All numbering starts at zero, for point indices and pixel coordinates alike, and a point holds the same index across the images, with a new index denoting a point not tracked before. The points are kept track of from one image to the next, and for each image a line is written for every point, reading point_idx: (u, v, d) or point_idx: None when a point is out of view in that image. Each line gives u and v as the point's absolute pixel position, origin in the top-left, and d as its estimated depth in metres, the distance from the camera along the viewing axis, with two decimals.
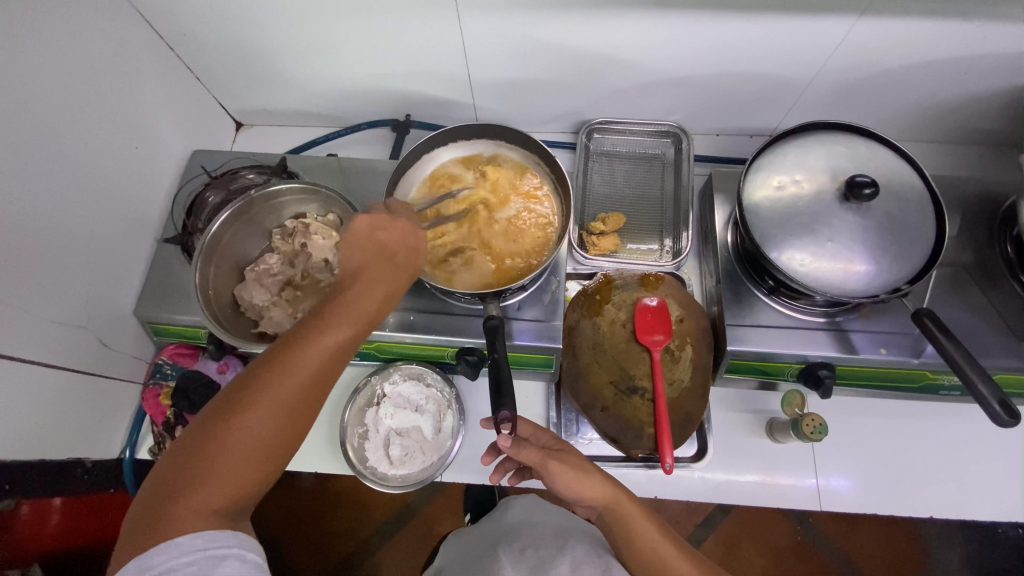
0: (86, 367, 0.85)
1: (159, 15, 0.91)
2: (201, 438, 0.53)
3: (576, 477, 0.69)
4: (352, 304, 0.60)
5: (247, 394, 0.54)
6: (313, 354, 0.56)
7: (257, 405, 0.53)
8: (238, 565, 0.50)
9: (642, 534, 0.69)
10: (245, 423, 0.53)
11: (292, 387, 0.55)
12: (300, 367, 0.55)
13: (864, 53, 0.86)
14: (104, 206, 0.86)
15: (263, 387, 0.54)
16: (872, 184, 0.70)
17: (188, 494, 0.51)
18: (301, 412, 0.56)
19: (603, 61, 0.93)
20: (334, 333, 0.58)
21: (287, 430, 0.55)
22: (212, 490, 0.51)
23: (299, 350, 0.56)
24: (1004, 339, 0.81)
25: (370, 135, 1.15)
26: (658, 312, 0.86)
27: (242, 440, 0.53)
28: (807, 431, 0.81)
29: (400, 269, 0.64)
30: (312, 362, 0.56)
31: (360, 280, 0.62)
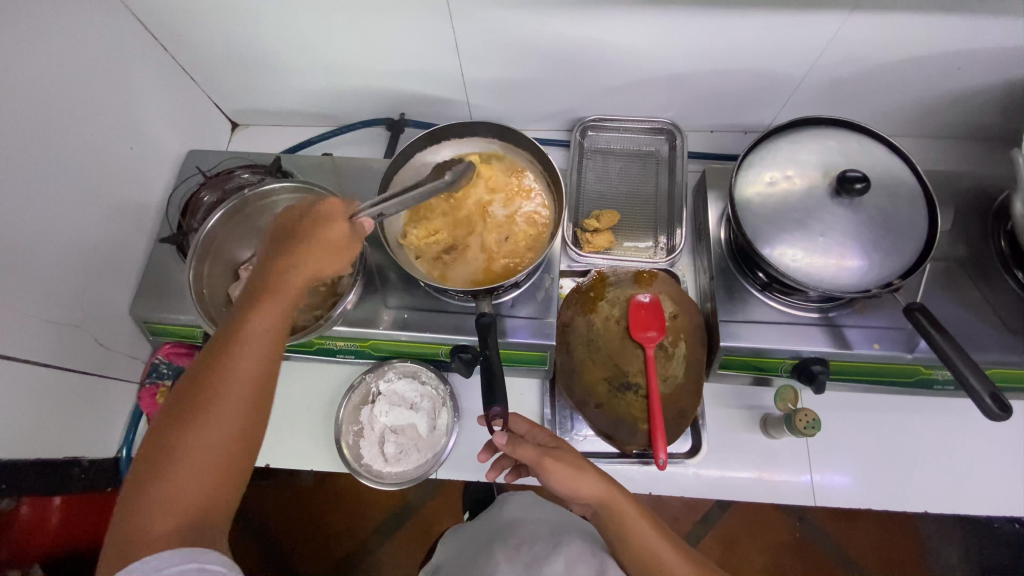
0: (82, 366, 0.85)
1: (153, 16, 0.91)
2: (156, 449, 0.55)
3: (571, 473, 0.68)
4: (278, 290, 0.63)
5: (194, 396, 0.56)
6: (247, 343, 0.59)
7: (203, 405, 0.56)
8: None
9: (636, 529, 0.69)
10: (197, 423, 0.55)
11: (238, 390, 0.57)
12: (238, 358, 0.58)
13: (856, 49, 0.86)
14: (100, 206, 0.86)
15: (210, 394, 0.56)
16: (863, 179, 0.70)
17: (151, 505, 0.52)
18: (249, 403, 0.58)
19: (596, 58, 0.93)
20: (264, 321, 0.61)
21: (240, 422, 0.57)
22: (177, 502, 0.53)
23: (238, 355, 0.58)
24: (998, 334, 0.81)
25: (365, 135, 1.15)
26: (652, 308, 0.86)
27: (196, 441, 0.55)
28: (800, 425, 0.81)
29: (320, 241, 0.65)
30: (248, 353, 0.59)
31: (281, 263, 0.64)
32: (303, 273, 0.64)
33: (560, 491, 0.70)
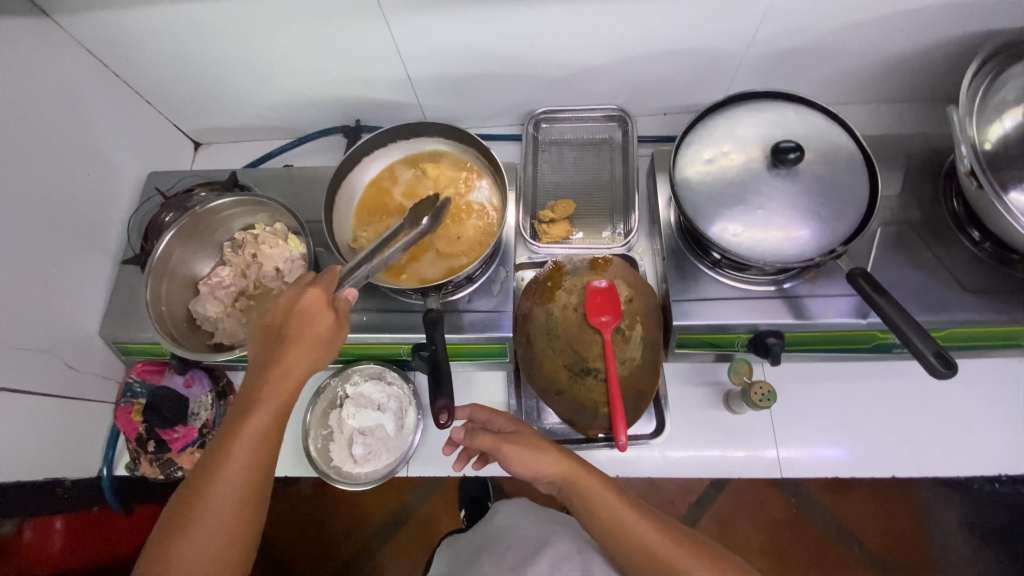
0: (54, 390, 0.87)
1: (100, 44, 0.93)
2: (158, 556, 0.59)
3: (530, 456, 0.70)
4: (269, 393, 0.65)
5: (192, 496, 0.61)
6: (242, 449, 0.63)
7: (197, 513, 0.60)
8: None
9: (599, 503, 0.69)
10: (192, 523, 0.60)
11: (229, 486, 0.62)
12: (232, 465, 0.62)
13: (792, 18, 0.86)
14: (61, 232, 0.88)
15: (202, 494, 0.61)
16: (796, 148, 0.71)
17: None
18: (239, 497, 0.62)
19: (538, 50, 0.94)
20: (255, 418, 0.64)
21: (235, 527, 0.62)
22: None
23: (227, 455, 0.62)
24: (955, 294, 0.81)
25: (324, 144, 1.17)
26: (607, 293, 0.87)
27: (194, 551, 0.60)
28: (755, 399, 0.82)
29: (309, 337, 0.67)
30: (239, 453, 0.63)
31: (272, 363, 0.66)
32: (292, 376, 0.65)
33: (523, 474, 0.72)
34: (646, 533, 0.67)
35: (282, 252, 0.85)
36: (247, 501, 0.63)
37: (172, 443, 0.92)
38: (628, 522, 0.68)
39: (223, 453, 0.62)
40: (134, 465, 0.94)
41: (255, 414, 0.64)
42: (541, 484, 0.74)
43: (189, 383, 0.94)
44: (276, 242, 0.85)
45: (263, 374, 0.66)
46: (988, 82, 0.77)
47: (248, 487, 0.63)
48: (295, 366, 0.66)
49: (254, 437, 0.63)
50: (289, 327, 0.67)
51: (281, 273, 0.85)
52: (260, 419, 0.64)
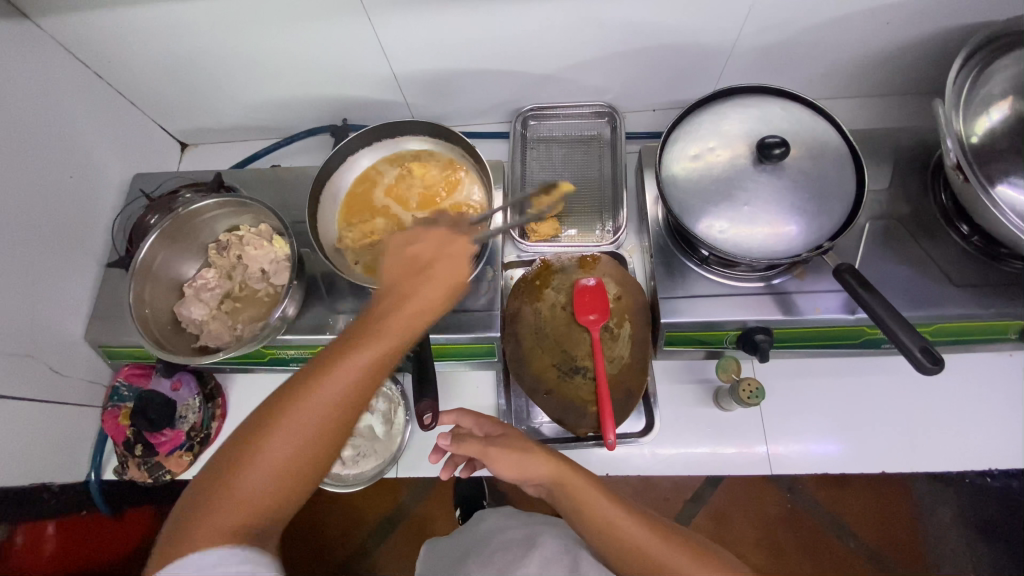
0: (39, 395, 0.86)
1: (81, 45, 0.92)
2: (229, 458, 0.53)
3: (515, 458, 0.69)
4: (382, 328, 0.57)
5: (288, 396, 0.54)
6: (339, 380, 0.54)
7: (278, 428, 0.53)
8: None
9: (589, 505, 0.68)
10: (278, 427, 0.53)
11: (327, 401, 0.54)
12: (324, 392, 0.54)
13: (778, 12, 0.85)
14: (44, 236, 0.87)
15: (297, 400, 0.54)
16: (782, 143, 0.70)
17: (201, 518, 0.51)
18: (334, 414, 0.54)
19: (522, 46, 0.93)
20: (373, 340, 0.56)
21: (318, 447, 0.54)
22: (244, 492, 0.52)
23: (333, 367, 0.54)
24: (944, 288, 0.81)
25: (311, 144, 1.16)
26: (596, 292, 0.87)
27: (273, 457, 0.53)
28: (743, 396, 0.82)
29: (438, 280, 0.60)
30: (347, 369, 0.55)
31: (401, 289, 0.59)
32: (407, 317, 0.58)
33: (511, 478, 0.71)
34: (638, 536, 0.67)
35: (267, 254, 0.85)
36: (339, 422, 0.55)
37: (159, 446, 0.92)
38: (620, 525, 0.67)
39: (328, 368, 0.54)
40: (123, 468, 0.94)
41: (361, 350, 0.55)
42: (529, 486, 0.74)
43: (176, 386, 0.94)
44: (260, 243, 0.85)
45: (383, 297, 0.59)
46: (974, 75, 0.76)
47: (341, 409, 0.55)
48: (420, 300, 0.59)
49: (366, 360, 0.55)
50: (424, 260, 0.61)
51: (267, 274, 0.85)
52: (365, 356, 0.55)
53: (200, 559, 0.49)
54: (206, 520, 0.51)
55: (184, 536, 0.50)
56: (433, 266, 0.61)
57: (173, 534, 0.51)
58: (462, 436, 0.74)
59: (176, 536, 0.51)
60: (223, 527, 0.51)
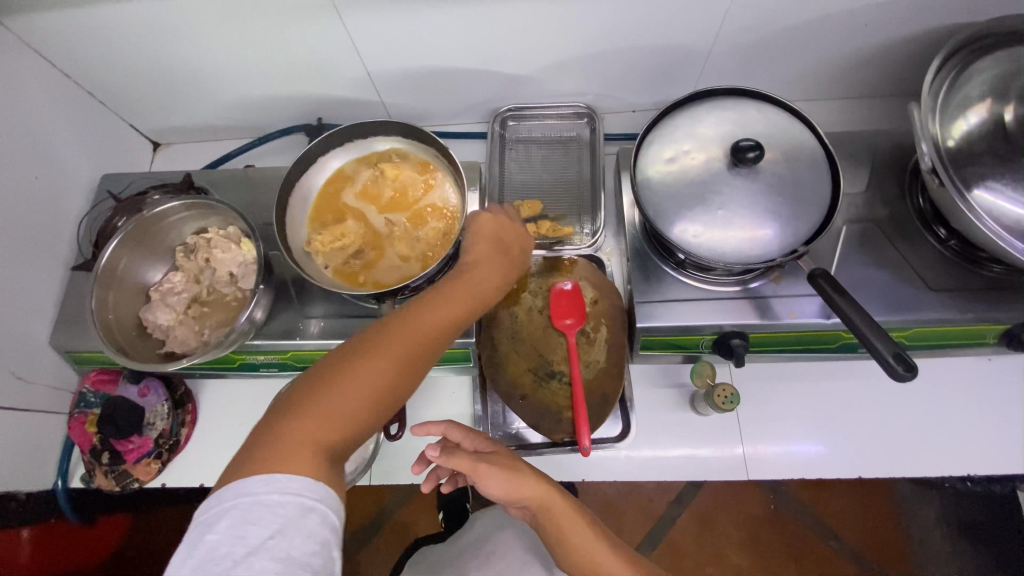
0: (2, 402, 0.84)
1: (45, 42, 0.89)
2: (327, 375, 0.58)
3: (506, 480, 0.67)
4: (464, 289, 0.68)
5: (390, 328, 0.62)
6: (429, 323, 0.63)
7: (372, 354, 0.59)
8: (318, 523, 0.49)
9: (574, 532, 0.67)
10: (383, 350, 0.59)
11: (427, 336, 0.62)
12: (417, 331, 0.62)
13: (755, 14, 0.85)
14: (6, 239, 0.85)
15: (400, 331, 0.61)
16: (756, 147, 0.69)
17: (293, 427, 0.53)
18: (425, 352, 0.62)
19: (499, 46, 0.92)
20: (462, 296, 0.67)
21: (407, 378, 0.60)
22: (345, 402, 0.56)
23: (433, 309, 0.64)
24: (920, 292, 0.80)
25: (286, 143, 1.13)
26: (572, 295, 0.85)
27: (374, 376, 0.58)
28: (718, 402, 0.81)
29: (507, 263, 0.74)
30: (442, 314, 0.64)
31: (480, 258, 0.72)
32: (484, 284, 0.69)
33: (499, 498, 0.68)
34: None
35: (235, 257, 0.83)
36: (427, 360, 0.62)
37: (127, 454, 0.90)
38: (601, 563, 0.67)
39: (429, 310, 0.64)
40: (90, 477, 0.91)
41: (448, 302, 0.65)
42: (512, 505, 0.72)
43: (144, 393, 0.92)
44: (228, 246, 0.83)
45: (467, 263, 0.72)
46: (951, 79, 0.76)
47: (432, 349, 0.63)
48: (494, 271, 0.72)
49: (457, 311, 0.66)
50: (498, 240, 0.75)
51: (236, 278, 0.83)
52: (455, 310, 0.66)
53: (287, 479, 0.49)
54: (301, 429, 0.53)
55: (280, 442, 0.52)
56: (507, 252, 0.75)
57: (262, 441, 0.53)
58: (452, 449, 0.69)
59: (265, 445, 0.52)
60: (311, 438, 0.53)
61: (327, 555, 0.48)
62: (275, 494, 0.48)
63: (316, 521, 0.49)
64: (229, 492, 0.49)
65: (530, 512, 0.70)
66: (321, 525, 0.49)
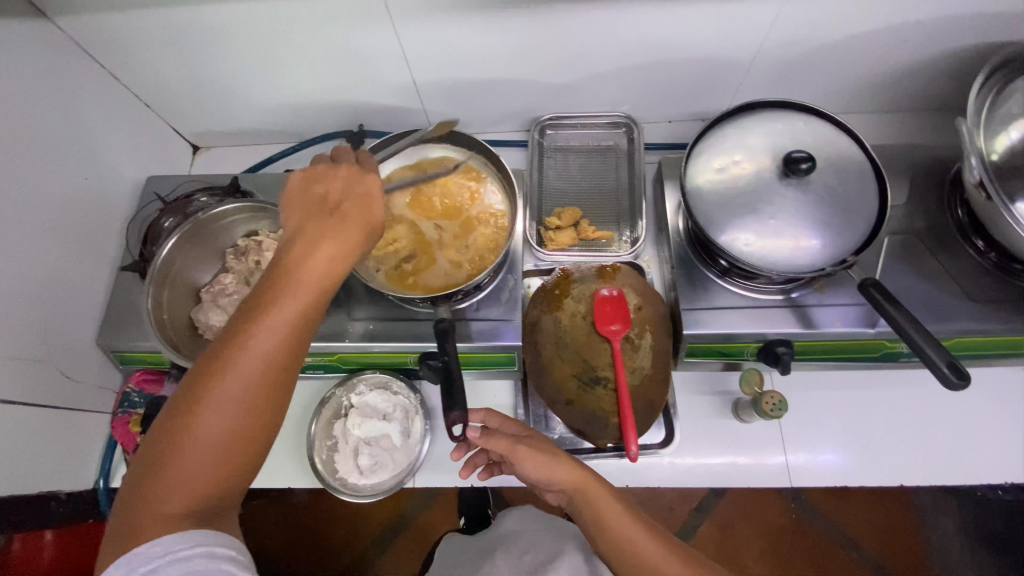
0: (50, 401, 0.84)
1: (99, 46, 0.91)
2: (161, 441, 0.52)
3: (542, 460, 0.70)
4: (296, 284, 0.56)
5: (213, 366, 0.53)
6: (263, 341, 0.54)
7: (207, 401, 0.52)
8: (203, 562, 0.49)
9: (609, 517, 0.67)
10: (208, 399, 0.52)
11: (257, 361, 0.53)
12: (251, 354, 0.53)
13: (800, 29, 0.86)
14: (57, 238, 0.86)
15: (225, 367, 0.53)
16: (809, 158, 0.71)
17: (148, 504, 0.50)
18: (263, 373, 0.54)
19: (544, 55, 0.93)
20: (289, 298, 0.55)
21: (251, 411, 0.53)
22: (186, 465, 0.51)
23: (255, 327, 0.54)
24: (962, 304, 0.81)
25: (327, 149, 1.15)
26: (616, 301, 0.86)
27: (208, 428, 0.52)
28: (766, 408, 0.82)
29: (344, 229, 0.59)
30: (266, 327, 0.54)
31: (302, 242, 0.58)
32: (320, 269, 0.57)
33: (535, 479, 0.71)
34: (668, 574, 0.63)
35: None
36: (269, 380, 0.54)
37: None
38: (637, 547, 0.65)
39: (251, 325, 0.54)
40: None
41: (278, 311, 0.55)
42: (550, 492, 0.73)
43: None
44: None
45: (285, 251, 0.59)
46: (993, 94, 0.77)
47: (270, 365, 0.54)
48: (328, 251, 0.58)
49: (286, 314, 0.55)
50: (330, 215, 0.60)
51: None
52: (284, 314, 0.55)
53: (154, 555, 0.49)
54: (152, 508, 0.50)
55: (134, 525, 0.50)
56: (338, 214, 0.60)
57: (123, 523, 0.51)
58: (490, 431, 0.74)
59: (128, 528, 0.50)
60: (166, 514, 0.50)
61: None
62: (144, 565, 0.48)
63: (201, 561, 0.49)
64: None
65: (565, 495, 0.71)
66: (207, 562, 0.49)
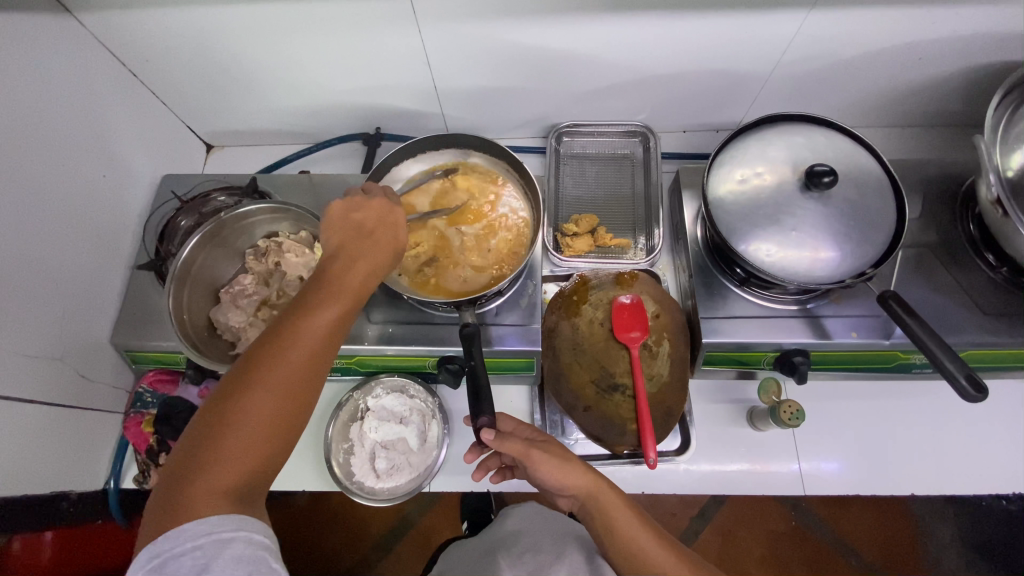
0: (64, 400, 0.83)
1: (120, 43, 0.90)
2: (201, 430, 0.53)
3: (559, 465, 0.68)
4: (336, 287, 0.60)
5: (256, 359, 0.55)
6: (307, 338, 0.57)
7: (253, 391, 0.54)
8: (245, 547, 0.49)
9: (624, 528, 0.66)
10: (250, 389, 0.54)
11: (299, 356, 0.56)
12: (294, 351, 0.56)
13: (819, 45, 0.88)
14: (75, 236, 0.85)
15: (268, 360, 0.55)
16: (831, 172, 0.72)
17: (186, 490, 0.50)
18: (304, 368, 0.56)
19: (566, 64, 0.94)
20: (330, 300, 0.59)
21: (290, 404, 0.55)
22: (226, 454, 0.52)
23: (298, 325, 0.57)
24: (975, 316, 0.83)
25: (343, 151, 1.15)
26: (633, 309, 0.87)
27: (249, 418, 0.53)
28: (784, 417, 0.83)
29: (381, 245, 0.65)
30: (309, 325, 0.57)
31: (343, 251, 0.63)
32: (360, 276, 0.62)
33: (548, 484, 0.69)
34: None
35: (306, 261, 0.83)
36: (310, 376, 0.57)
37: None
38: (653, 560, 0.64)
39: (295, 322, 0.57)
40: (145, 479, 0.92)
41: (320, 309, 0.58)
42: (561, 497, 0.72)
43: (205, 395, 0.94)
44: (301, 250, 0.83)
45: (325, 260, 0.63)
46: (1010, 112, 0.79)
47: (312, 361, 0.57)
48: (365, 260, 0.63)
49: (328, 314, 0.58)
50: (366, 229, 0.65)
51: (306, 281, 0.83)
52: (326, 314, 0.58)
53: (193, 533, 0.48)
54: (189, 493, 0.50)
55: (170, 511, 0.50)
56: (373, 233, 0.65)
57: (159, 514, 0.50)
58: (504, 433, 0.70)
59: (162, 514, 0.50)
60: (202, 499, 0.50)
61: (267, 570, 0.49)
62: (188, 541, 0.48)
63: (240, 547, 0.49)
64: (148, 555, 0.48)
65: (578, 501, 0.70)
66: (248, 547, 0.49)
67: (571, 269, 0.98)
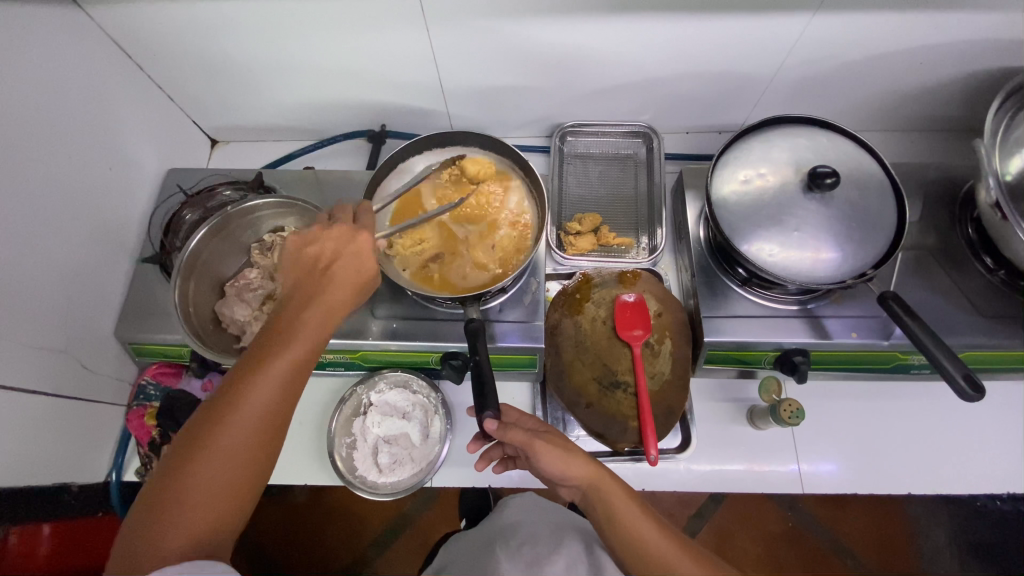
0: (68, 392, 0.84)
1: (128, 37, 0.91)
2: (161, 487, 0.54)
3: (562, 456, 0.69)
4: (293, 335, 0.60)
5: (212, 413, 0.56)
6: (261, 389, 0.57)
7: (208, 444, 0.55)
8: None
9: (625, 517, 0.67)
10: (206, 445, 0.54)
11: (254, 409, 0.56)
12: (250, 403, 0.56)
13: (822, 48, 0.89)
14: (80, 228, 0.85)
15: (225, 414, 0.55)
16: (833, 173, 0.73)
17: (146, 548, 0.52)
18: (262, 420, 0.57)
19: (572, 64, 0.95)
20: (286, 348, 0.59)
21: (248, 457, 0.56)
22: (184, 510, 0.53)
23: (253, 376, 0.57)
24: (973, 318, 0.84)
25: (347, 147, 1.16)
26: (636, 307, 0.88)
27: (205, 475, 0.54)
28: (784, 415, 0.83)
29: (340, 285, 0.64)
30: (265, 375, 0.57)
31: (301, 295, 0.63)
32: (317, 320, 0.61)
33: (550, 474, 0.70)
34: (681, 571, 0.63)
35: None
36: (267, 427, 0.57)
37: None
38: (652, 549, 0.65)
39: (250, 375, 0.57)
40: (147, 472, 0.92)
41: (274, 360, 0.58)
42: (563, 488, 0.73)
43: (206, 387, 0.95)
44: None
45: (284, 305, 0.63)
46: (1008, 118, 0.81)
47: (269, 412, 0.57)
48: (323, 303, 0.63)
49: (284, 364, 0.58)
50: (325, 269, 0.65)
51: None
52: (282, 364, 0.58)
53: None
54: (150, 552, 0.52)
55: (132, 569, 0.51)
56: (331, 272, 0.64)
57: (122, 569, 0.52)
58: (508, 424, 0.71)
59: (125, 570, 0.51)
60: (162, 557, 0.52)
61: None
62: None
63: None
64: None
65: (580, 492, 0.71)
66: None
67: (574, 268, 0.99)
